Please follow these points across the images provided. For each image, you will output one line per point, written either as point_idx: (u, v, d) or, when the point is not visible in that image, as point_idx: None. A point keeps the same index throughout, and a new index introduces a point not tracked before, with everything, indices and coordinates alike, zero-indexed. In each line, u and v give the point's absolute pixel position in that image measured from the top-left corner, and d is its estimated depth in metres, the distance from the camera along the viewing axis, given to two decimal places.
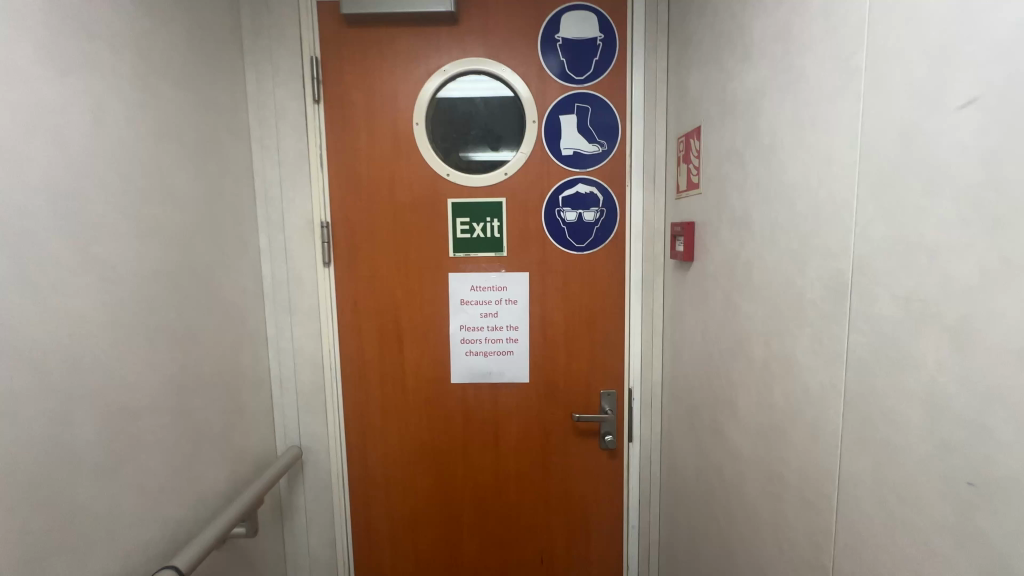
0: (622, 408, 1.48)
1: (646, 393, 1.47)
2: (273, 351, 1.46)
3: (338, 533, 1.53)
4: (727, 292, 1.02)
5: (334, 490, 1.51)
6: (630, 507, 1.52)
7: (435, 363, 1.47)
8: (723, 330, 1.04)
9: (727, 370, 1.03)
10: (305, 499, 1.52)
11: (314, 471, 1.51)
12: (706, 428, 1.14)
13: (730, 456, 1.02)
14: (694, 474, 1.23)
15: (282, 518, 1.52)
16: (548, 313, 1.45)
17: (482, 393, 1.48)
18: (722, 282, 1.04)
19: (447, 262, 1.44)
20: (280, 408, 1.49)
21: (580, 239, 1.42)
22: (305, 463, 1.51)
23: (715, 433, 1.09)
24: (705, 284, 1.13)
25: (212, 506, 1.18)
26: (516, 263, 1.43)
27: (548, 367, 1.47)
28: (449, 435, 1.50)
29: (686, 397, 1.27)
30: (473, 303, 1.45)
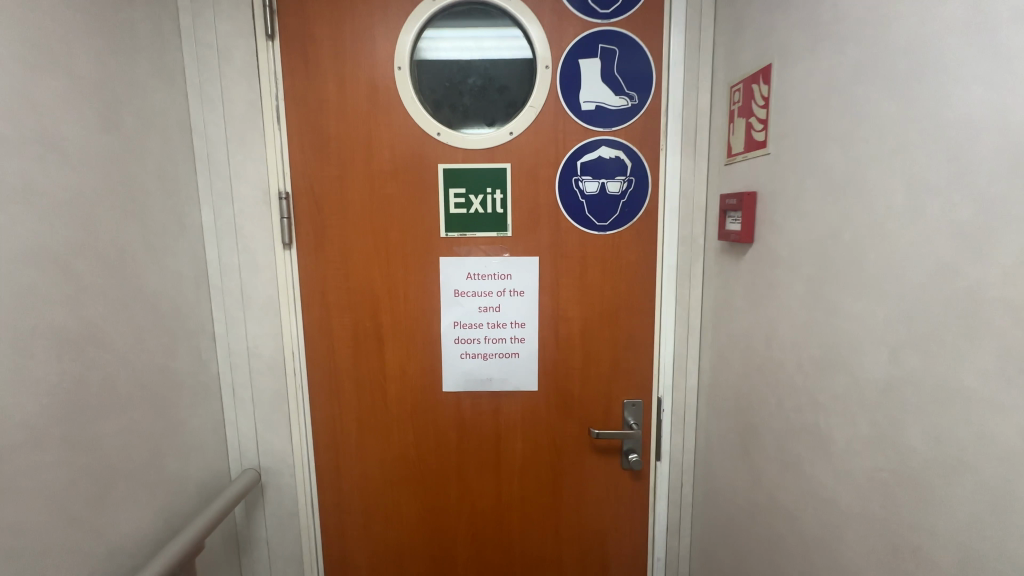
0: (649, 420, 1.23)
1: (679, 404, 1.22)
2: (223, 353, 1.18)
3: (308, 569, 1.28)
4: (813, 284, 0.76)
5: (301, 518, 1.26)
6: (658, 536, 1.27)
7: (423, 367, 1.21)
8: (804, 334, 0.78)
9: (809, 387, 0.77)
10: (266, 529, 1.26)
11: (277, 498, 1.25)
12: (769, 456, 0.90)
13: (813, 500, 0.77)
14: (746, 508, 0.99)
15: (240, 552, 1.26)
16: (562, 307, 1.19)
17: (481, 403, 1.22)
18: (804, 271, 0.78)
19: (438, 244, 1.16)
20: (233, 423, 1.21)
21: (602, 216, 1.15)
22: (266, 488, 1.25)
23: (785, 466, 0.84)
24: (773, 273, 0.87)
25: (138, 558, 0.92)
26: (523, 245, 1.16)
27: (561, 373, 1.21)
28: (440, 452, 1.24)
29: (736, 413, 1.02)
30: (470, 294, 1.18)
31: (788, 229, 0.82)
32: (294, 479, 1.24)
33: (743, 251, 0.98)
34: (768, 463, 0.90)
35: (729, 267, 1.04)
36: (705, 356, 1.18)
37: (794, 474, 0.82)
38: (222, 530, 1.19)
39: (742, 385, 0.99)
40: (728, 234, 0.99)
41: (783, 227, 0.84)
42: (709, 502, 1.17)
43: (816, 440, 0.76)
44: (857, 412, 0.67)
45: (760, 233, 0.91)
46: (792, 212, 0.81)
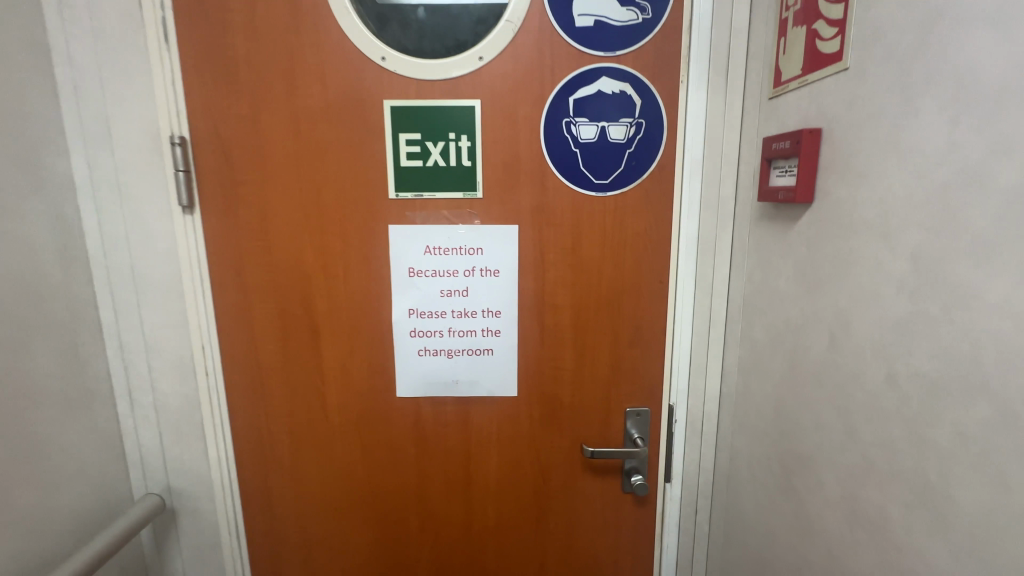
0: (656, 433, 0.98)
1: (695, 413, 0.97)
2: (113, 346, 0.92)
3: None
4: (926, 259, 0.49)
5: (225, 549, 1.02)
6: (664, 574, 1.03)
7: (370, 366, 0.95)
8: (903, 334, 0.52)
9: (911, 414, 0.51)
10: (182, 562, 1.02)
11: (194, 524, 1.01)
12: (828, 502, 0.64)
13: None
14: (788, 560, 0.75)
15: None
16: (548, 291, 0.92)
17: (445, 411, 0.97)
18: (909, 238, 0.51)
19: (387, 208, 0.89)
20: (132, 433, 0.96)
21: (601, 171, 0.87)
22: (179, 513, 1.00)
23: (856, 519, 0.59)
24: (847, 245, 0.60)
25: None
26: (498, 209, 0.89)
27: (546, 374, 0.95)
28: (395, 472, 1.00)
29: (775, 433, 0.77)
30: (429, 274, 0.91)
31: (877, 177, 0.55)
32: (213, 503, 1.00)
33: (793, 215, 0.71)
34: (827, 509, 0.65)
35: (771, 238, 0.77)
36: (732, 355, 0.91)
37: (875, 535, 0.57)
38: (120, 567, 0.95)
39: (786, 398, 0.74)
40: (773, 191, 0.72)
41: (869, 175, 0.56)
42: (732, 537, 0.93)
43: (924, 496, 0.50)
44: (1014, 467, 0.41)
45: (826, 187, 0.64)
46: (887, 151, 0.54)
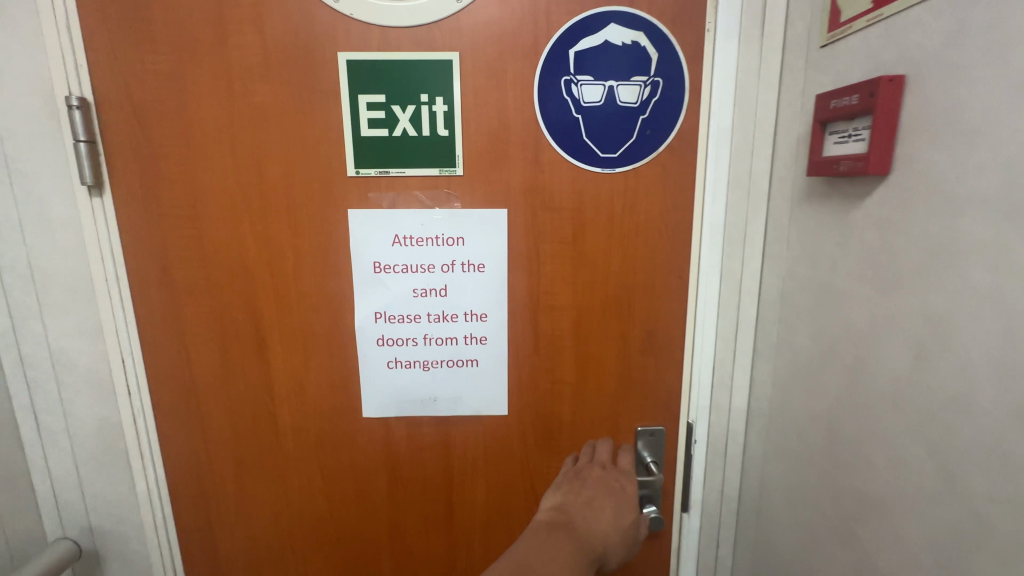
0: (672, 455, 0.83)
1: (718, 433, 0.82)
2: (11, 359, 0.75)
3: None
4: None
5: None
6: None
7: (329, 380, 0.79)
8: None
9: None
10: None
11: (123, 568, 0.84)
12: (912, 564, 0.50)
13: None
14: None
15: None
16: (543, 289, 0.76)
17: (421, 432, 0.81)
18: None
19: (345, 187, 0.72)
20: (41, 463, 0.80)
21: (609, 142, 0.71)
22: (105, 554, 0.84)
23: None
24: (950, 228, 0.45)
25: None
26: (482, 190, 0.73)
27: (543, 388, 0.80)
28: (363, 504, 0.84)
29: (826, 464, 0.62)
30: (399, 270, 0.75)
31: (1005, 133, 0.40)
32: (145, 543, 0.84)
33: (858, 191, 0.55)
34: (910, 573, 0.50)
35: (823, 222, 0.61)
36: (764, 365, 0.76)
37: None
38: None
39: (843, 424, 0.59)
40: (831, 162, 0.56)
41: (991, 130, 0.41)
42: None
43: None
44: None
45: (911, 153, 0.48)
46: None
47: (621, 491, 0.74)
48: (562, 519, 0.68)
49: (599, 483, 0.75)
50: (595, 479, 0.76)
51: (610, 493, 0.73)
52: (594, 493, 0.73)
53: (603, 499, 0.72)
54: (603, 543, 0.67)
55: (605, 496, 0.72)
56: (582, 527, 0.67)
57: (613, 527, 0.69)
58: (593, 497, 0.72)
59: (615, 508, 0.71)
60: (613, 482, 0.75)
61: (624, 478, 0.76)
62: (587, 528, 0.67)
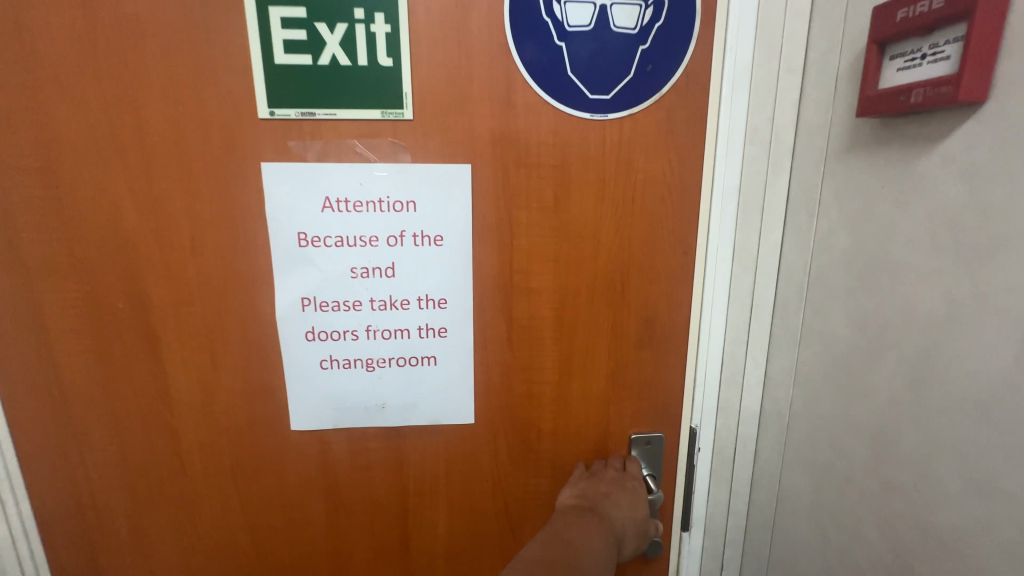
0: (670, 466, 0.70)
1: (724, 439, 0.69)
2: None
3: None
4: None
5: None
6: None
7: (246, 385, 0.62)
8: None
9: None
10: None
11: None
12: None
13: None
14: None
15: None
16: (516, 268, 0.61)
17: (366, 447, 0.65)
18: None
19: (256, 133, 0.55)
20: None
21: (600, 80, 0.56)
22: None
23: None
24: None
25: None
26: (438, 139, 0.56)
27: (517, 389, 0.65)
28: (294, 536, 0.67)
29: (871, 482, 0.49)
30: (332, 244, 0.58)
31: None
32: None
33: (930, 131, 0.42)
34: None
35: (872, 176, 0.48)
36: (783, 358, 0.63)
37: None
38: None
39: (897, 435, 0.46)
40: (894, 94, 0.43)
41: None
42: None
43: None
44: None
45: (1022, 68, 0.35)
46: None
47: (637, 490, 0.65)
48: (581, 517, 0.61)
49: (612, 480, 0.65)
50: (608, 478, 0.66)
51: (627, 491, 0.65)
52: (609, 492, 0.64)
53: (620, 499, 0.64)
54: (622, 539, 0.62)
55: (620, 492, 0.64)
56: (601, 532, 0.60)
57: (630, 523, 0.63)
58: (608, 496, 0.64)
59: (631, 505, 0.64)
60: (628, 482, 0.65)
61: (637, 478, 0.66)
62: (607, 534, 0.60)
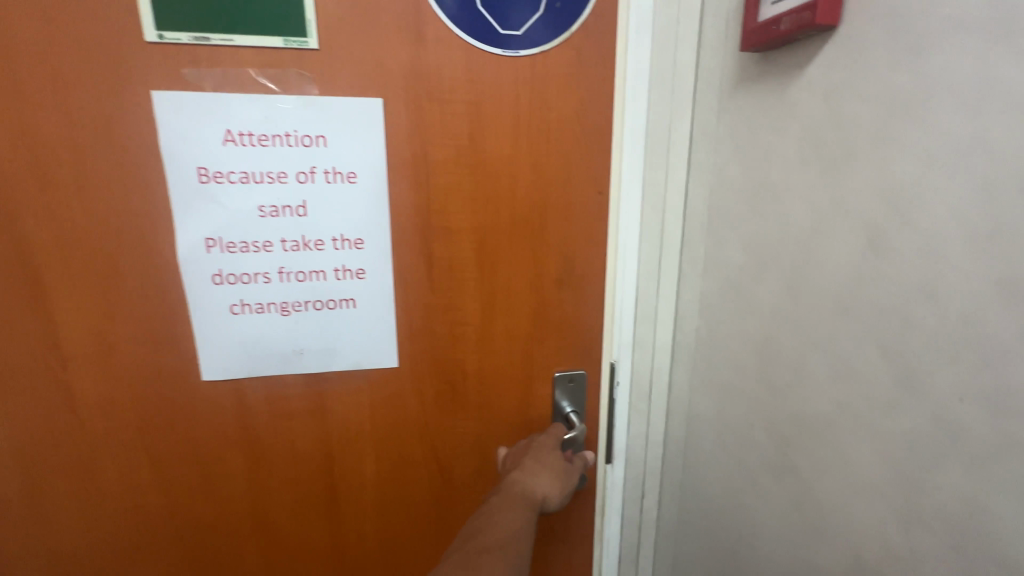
0: (593, 402, 0.73)
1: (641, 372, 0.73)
2: None
3: None
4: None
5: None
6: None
7: (148, 334, 0.58)
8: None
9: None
10: None
11: None
12: (860, 488, 0.42)
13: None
14: (780, 565, 0.53)
15: None
16: (434, 207, 0.61)
17: (286, 395, 0.64)
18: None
19: (144, 59, 0.51)
20: None
21: (511, 16, 0.57)
22: None
23: (919, 515, 0.37)
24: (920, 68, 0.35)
25: None
26: (346, 71, 0.55)
27: (441, 331, 0.65)
28: (213, 492, 0.65)
29: (759, 389, 0.54)
30: (237, 180, 0.55)
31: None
32: None
33: (798, 57, 0.46)
34: (855, 499, 0.43)
35: (756, 108, 0.52)
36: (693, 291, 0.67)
37: (967, 547, 0.35)
38: None
39: (778, 341, 0.51)
40: (768, 25, 0.46)
41: None
42: (692, 529, 0.71)
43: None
44: None
45: None
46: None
47: (550, 448, 0.68)
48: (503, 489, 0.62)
49: (527, 448, 0.68)
50: (527, 451, 0.68)
51: (545, 456, 0.67)
52: (524, 458, 0.66)
53: (537, 463, 0.65)
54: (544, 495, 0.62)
55: (533, 454, 0.67)
56: (519, 495, 0.61)
57: (551, 482, 0.64)
58: (523, 462, 0.66)
59: (548, 466, 0.65)
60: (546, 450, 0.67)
61: (550, 436, 0.69)
62: (524, 496, 0.61)
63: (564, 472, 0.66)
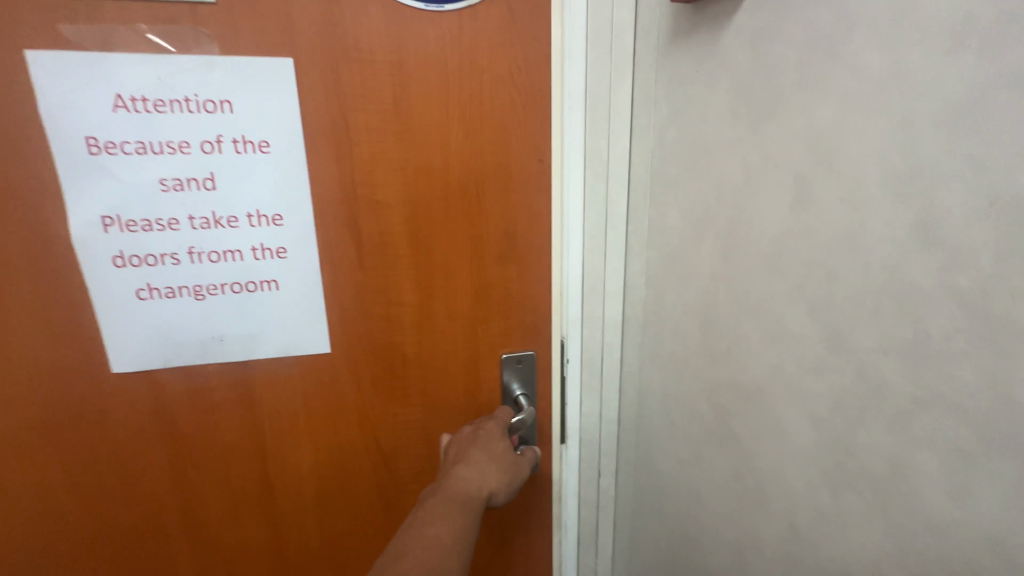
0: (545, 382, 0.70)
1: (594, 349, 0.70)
2: None
3: None
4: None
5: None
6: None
7: (48, 323, 0.53)
8: (979, 119, 0.26)
9: (988, 276, 0.26)
10: None
11: None
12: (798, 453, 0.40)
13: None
14: (724, 537, 0.52)
15: None
16: (359, 178, 0.57)
17: (209, 386, 0.59)
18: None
19: (14, 14, 0.46)
20: None
21: None
22: None
23: (847, 476, 0.36)
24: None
25: None
26: (250, 28, 0.50)
27: (375, 313, 0.62)
28: (136, 493, 0.61)
29: (701, 359, 0.52)
30: (134, 151, 0.50)
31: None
32: None
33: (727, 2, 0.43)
34: (789, 463, 0.41)
35: (692, 62, 0.49)
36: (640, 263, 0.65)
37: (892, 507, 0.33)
38: None
39: (717, 308, 0.49)
40: None
41: None
42: (645, 507, 0.69)
43: (1010, 432, 0.26)
44: None
45: None
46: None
47: (497, 437, 0.63)
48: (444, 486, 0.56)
49: (472, 437, 0.63)
50: (471, 440, 0.62)
51: (491, 446, 0.62)
52: (469, 448, 0.61)
53: (482, 454, 0.60)
54: (489, 490, 0.58)
55: (479, 444, 0.62)
56: (462, 493, 0.56)
57: (496, 475, 0.59)
58: (467, 453, 0.60)
59: (495, 458, 0.60)
60: (493, 440, 0.63)
61: (496, 422, 0.65)
62: (468, 493, 0.56)
63: (512, 463, 0.61)
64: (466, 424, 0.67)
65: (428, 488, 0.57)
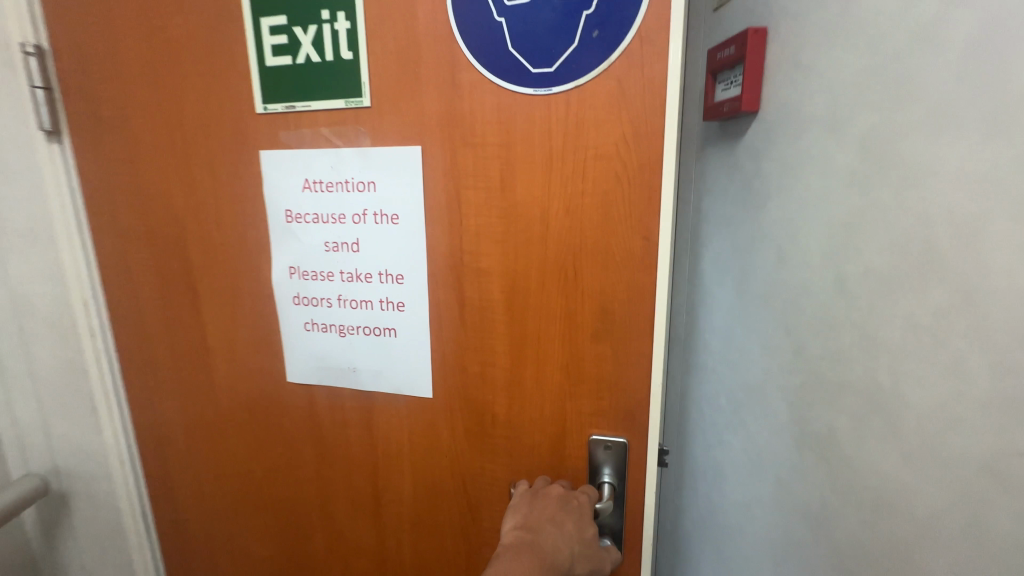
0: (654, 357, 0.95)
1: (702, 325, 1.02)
2: None
3: None
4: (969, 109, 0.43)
5: (129, 551, 0.86)
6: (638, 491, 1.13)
7: (258, 339, 0.74)
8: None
9: None
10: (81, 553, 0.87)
11: (91, 508, 0.85)
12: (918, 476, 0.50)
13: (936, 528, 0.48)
14: (761, 483, 0.85)
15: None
16: (466, 246, 0.61)
17: (343, 407, 0.73)
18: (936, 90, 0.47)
19: (256, 127, 0.65)
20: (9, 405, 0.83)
21: (543, 52, 0.54)
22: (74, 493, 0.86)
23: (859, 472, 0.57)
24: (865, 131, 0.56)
25: None
26: (392, 123, 0.60)
27: (473, 369, 0.65)
28: (292, 475, 0.78)
29: (768, 365, 0.82)
30: (311, 221, 0.66)
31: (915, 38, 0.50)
32: (111, 490, 0.83)
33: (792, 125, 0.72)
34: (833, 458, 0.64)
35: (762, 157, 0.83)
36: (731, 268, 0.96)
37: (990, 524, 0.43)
38: None
39: (766, 308, 0.82)
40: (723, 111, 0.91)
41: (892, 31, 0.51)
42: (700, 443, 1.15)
43: None
44: None
45: None
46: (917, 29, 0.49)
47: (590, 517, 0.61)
48: (530, 551, 0.56)
49: (563, 503, 0.61)
50: (561, 507, 0.61)
51: (580, 523, 0.60)
52: (558, 517, 0.60)
53: (571, 531, 0.59)
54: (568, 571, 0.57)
55: (572, 516, 0.60)
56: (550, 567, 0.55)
57: (579, 557, 0.58)
58: (556, 521, 0.59)
59: (584, 539, 0.59)
60: (583, 516, 0.61)
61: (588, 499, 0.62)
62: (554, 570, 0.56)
63: (594, 550, 0.60)
64: (546, 479, 0.65)
65: (517, 529, 0.59)
